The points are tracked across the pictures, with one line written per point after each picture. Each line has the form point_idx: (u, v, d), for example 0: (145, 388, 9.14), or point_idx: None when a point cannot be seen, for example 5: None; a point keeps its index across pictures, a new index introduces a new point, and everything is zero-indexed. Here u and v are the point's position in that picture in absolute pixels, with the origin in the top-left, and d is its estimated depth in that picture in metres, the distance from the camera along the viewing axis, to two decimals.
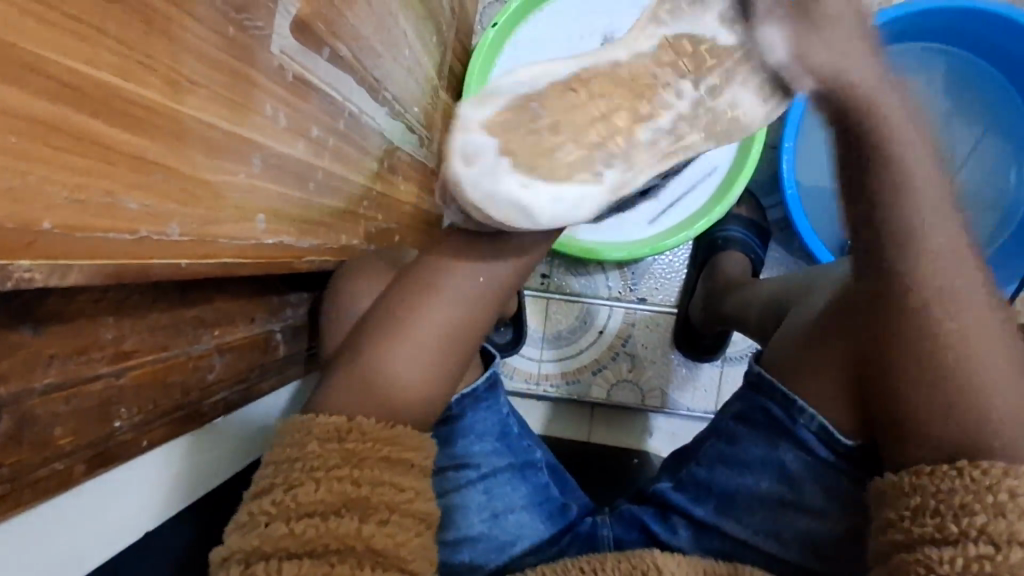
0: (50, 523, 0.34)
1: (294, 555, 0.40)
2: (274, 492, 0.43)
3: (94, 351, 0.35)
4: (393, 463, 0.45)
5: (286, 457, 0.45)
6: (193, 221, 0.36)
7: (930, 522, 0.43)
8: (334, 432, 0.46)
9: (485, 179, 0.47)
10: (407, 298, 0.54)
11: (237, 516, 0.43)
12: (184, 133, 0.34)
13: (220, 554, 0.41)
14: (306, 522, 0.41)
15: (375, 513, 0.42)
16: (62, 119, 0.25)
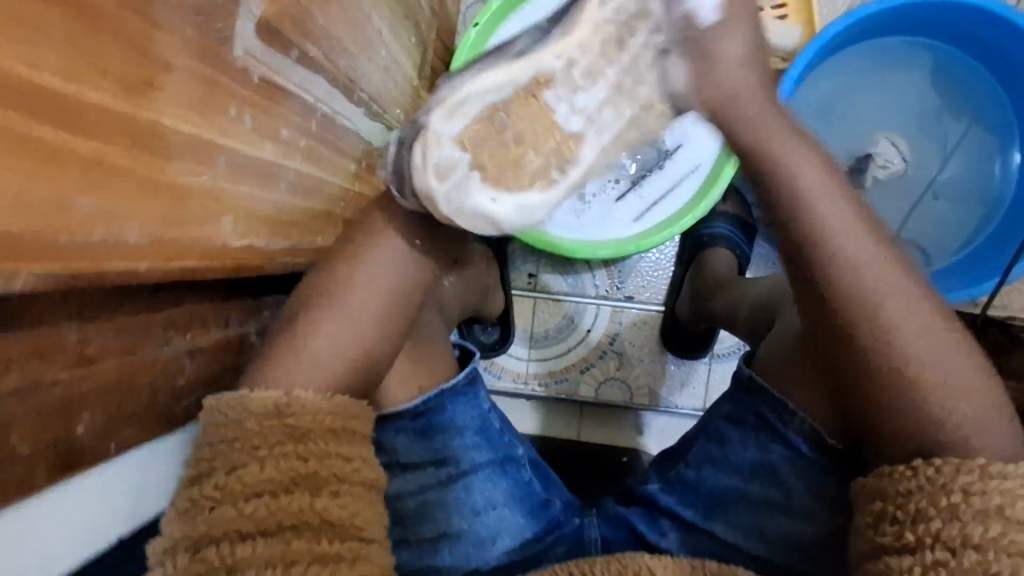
0: (15, 530, 0.33)
1: (247, 535, 0.38)
2: (215, 476, 0.41)
3: (55, 355, 0.35)
4: (339, 434, 0.44)
5: (222, 437, 0.42)
6: (153, 223, 0.36)
7: (890, 529, 0.43)
8: (271, 407, 0.43)
9: (459, 195, 0.46)
10: (339, 277, 0.52)
11: (177, 504, 0.40)
12: (141, 136, 0.33)
13: (159, 546, 0.39)
14: (256, 502, 0.39)
15: (326, 486, 0.41)
16: (7, 122, 0.25)
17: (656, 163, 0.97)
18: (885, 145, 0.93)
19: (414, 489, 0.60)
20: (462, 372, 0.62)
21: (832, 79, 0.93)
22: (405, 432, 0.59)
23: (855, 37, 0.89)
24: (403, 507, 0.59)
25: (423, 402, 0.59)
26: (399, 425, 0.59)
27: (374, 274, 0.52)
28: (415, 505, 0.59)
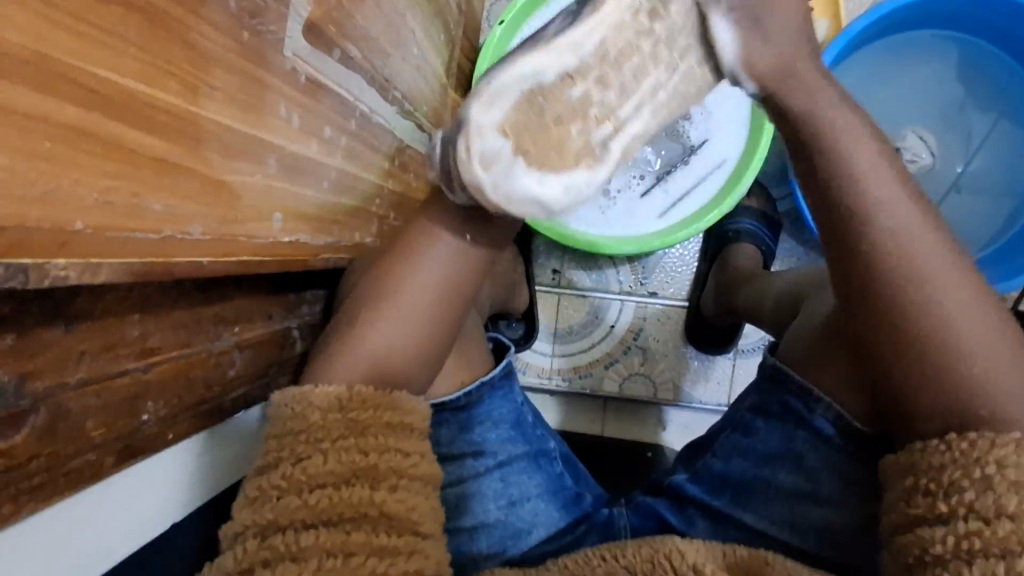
0: (73, 511, 0.36)
1: (312, 525, 0.39)
2: (282, 466, 0.42)
3: (122, 347, 0.36)
4: (396, 429, 0.44)
5: (286, 430, 0.43)
6: (213, 220, 0.37)
7: (923, 501, 0.42)
8: (336, 401, 0.44)
9: (506, 182, 0.44)
10: (390, 274, 0.53)
11: (246, 492, 0.42)
12: (203, 136, 0.35)
13: (233, 529, 0.40)
14: (319, 493, 0.40)
15: (385, 480, 0.42)
16: (95, 124, 0.27)
17: (679, 159, 0.98)
18: (912, 139, 0.92)
19: (452, 480, 0.60)
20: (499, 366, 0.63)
21: (864, 71, 0.92)
22: (447, 423, 0.60)
23: (883, 31, 0.89)
24: (442, 498, 0.60)
25: (464, 396, 0.60)
26: (439, 418, 0.60)
27: (422, 271, 0.53)
28: (455, 496, 0.60)
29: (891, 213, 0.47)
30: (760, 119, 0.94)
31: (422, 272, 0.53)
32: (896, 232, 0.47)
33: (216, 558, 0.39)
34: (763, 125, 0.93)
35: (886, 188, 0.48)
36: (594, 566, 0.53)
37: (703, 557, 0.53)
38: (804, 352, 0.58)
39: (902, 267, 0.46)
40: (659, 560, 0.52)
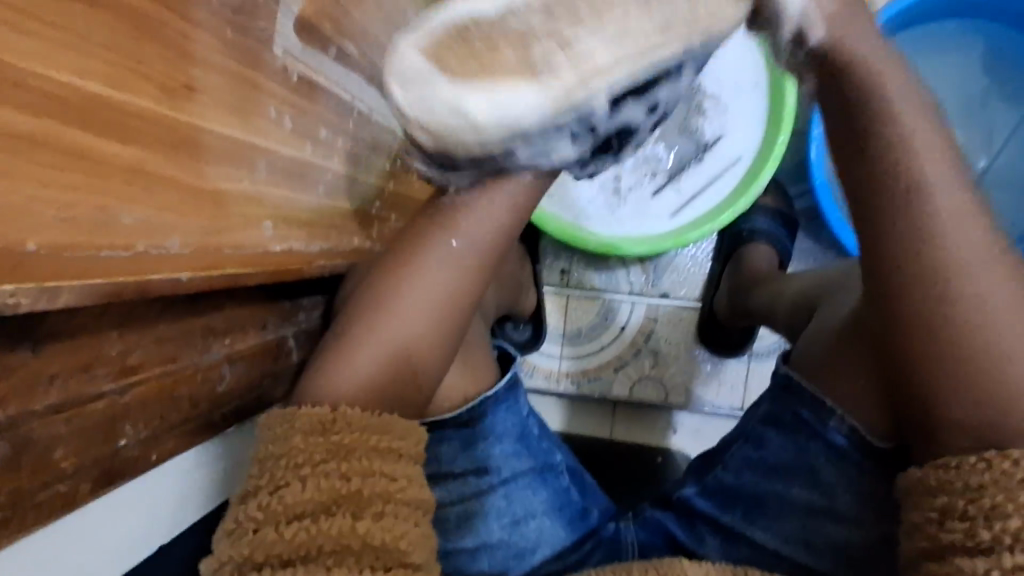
0: (52, 542, 0.34)
1: (289, 561, 0.37)
2: (259, 495, 0.40)
3: (98, 367, 0.34)
4: (381, 452, 0.42)
5: (270, 454, 0.42)
6: (194, 233, 0.34)
7: (960, 526, 0.39)
8: (317, 424, 0.42)
9: (428, 101, 0.41)
10: (388, 282, 0.50)
11: (225, 523, 0.40)
12: (184, 143, 0.32)
13: (211, 564, 0.39)
14: (296, 526, 0.38)
15: (369, 506, 0.39)
16: (53, 131, 0.25)
17: (693, 157, 0.94)
18: None
19: (454, 497, 0.58)
20: (503, 379, 0.60)
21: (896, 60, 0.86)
22: (449, 439, 0.57)
23: (909, 22, 0.84)
24: (442, 516, 0.57)
25: (465, 412, 0.57)
26: (441, 435, 0.57)
27: (420, 279, 0.50)
28: (455, 515, 0.57)
29: (951, 220, 0.43)
30: (778, 115, 0.90)
31: (422, 282, 0.50)
32: (933, 239, 0.43)
33: None
34: (781, 123, 0.89)
35: (950, 192, 0.43)
36: None
37: None
38: (819, 362, 0.54)
39: (945, 275, 0.42)
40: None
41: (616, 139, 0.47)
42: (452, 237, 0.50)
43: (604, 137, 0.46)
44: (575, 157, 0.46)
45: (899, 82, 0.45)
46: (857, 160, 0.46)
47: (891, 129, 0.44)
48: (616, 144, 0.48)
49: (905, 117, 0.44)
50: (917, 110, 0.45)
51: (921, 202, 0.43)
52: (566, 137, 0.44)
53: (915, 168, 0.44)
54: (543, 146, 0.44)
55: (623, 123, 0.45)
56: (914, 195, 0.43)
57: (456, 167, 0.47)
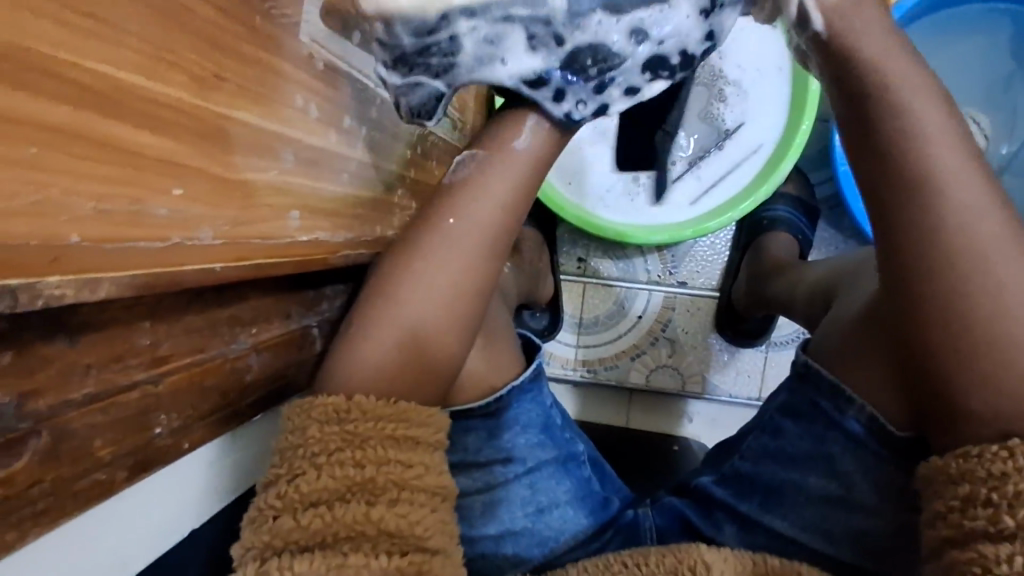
0: (85, 528, 0.34)
1: (307, 548, 0.38)
2: (279, 483, 0.40)
3: (130, 357, 0.34)
4: (396, 440, 0.41)
5: (289, 444, 0.41)
6: (225, 223, 0.34)
7: (982, 513, 0.38)
8: (333, 412, 0.41)
9: None
10: (398, 263, 0.47)
11: (248, 511, 0.40)
12: (213, 133, 0.32)
13: (236, 552, 0.39)
14: (312, 513, 0.38)
15: (384, 493, 0.39)
16: (88, 125, 0.25)
17: (713, 144, 0.93)
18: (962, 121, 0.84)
19: (479, 485, 0.58)
20: (527, 369, 0.61)
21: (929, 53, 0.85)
22: (475, 428, 0.57)
23: (925, 8, 0.82)
24: (467, 504, 0.58)
25: (490, 403, 0.58)
26: (468, 424, 0.58)
27: (435, 265, 0.46)
28: (481, 503, 0.58)
29: (969, 208, 0.42)
30: (801, 100, 0.88)
31: (437, 262, 0.46)
32: (957, 230, 0.41)
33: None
34: (805, 107, 0.88)
35: (962, 178, 0.42)
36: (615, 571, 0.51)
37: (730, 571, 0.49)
38: (838, 352, 0.53)
39: (965, 265, 0.41)
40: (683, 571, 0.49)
41: (592, 64, 0.44)
42: (451, 214, 0.47)
43: (570, 49, 0.43)
44: (539, 72, 0.44)
45: (912, 67, 0.44)
46: (868, 149, 0.44)
47: (918, 108, 0.43)
48: (593, 71, 0.44)
49: (916, 103, 0.43)
50: (923, 96, 0.43)
51: (933, 193, 0.42)
52: (519, 30, 0.42)
53: (928, 158, 0.42)
54: (492, 36, 0.42)
55: (591, 39, 0.43)
56: (925, 185, 0.42)
57: (412, 69, 0.44)
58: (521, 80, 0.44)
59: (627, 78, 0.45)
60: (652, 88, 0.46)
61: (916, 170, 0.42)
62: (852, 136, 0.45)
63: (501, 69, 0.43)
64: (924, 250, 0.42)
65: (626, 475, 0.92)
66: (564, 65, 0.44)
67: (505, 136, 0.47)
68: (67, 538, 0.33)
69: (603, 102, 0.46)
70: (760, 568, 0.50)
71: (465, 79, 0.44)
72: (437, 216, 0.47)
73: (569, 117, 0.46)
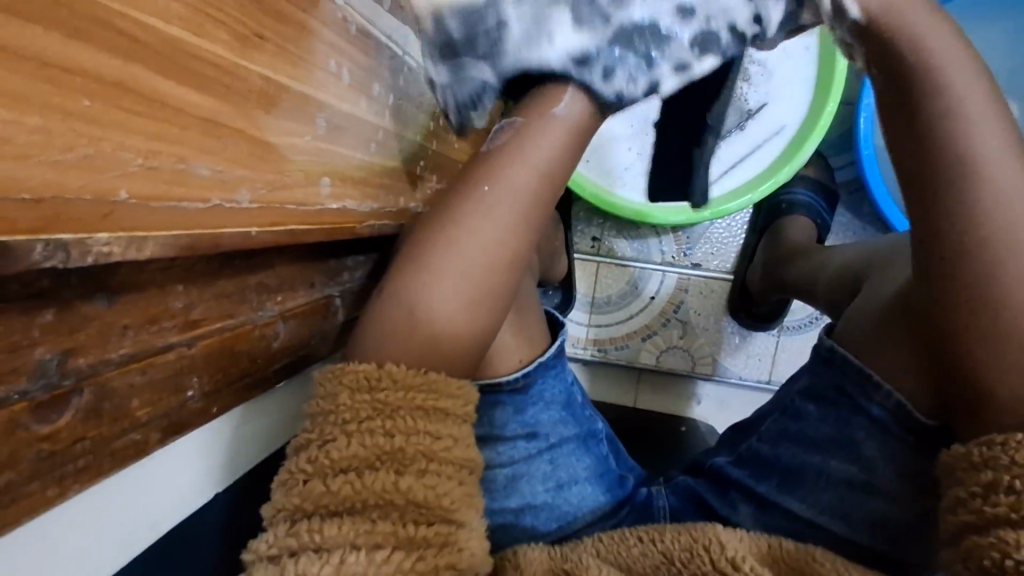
0: (119, 487, 0.35)
1: (336, 512, 0.38)
2: (310, 448, 0.40)
3: (165, 319, 0.34)
4: (426, 412, 0.41)
5: (320, 409, 0.41)
6: (262, 186, 0.33)
7: (1004, 500, 0.38)
8: (363, 380, 0.41)
9: None
10: (432, 231, 0.46)
11: (279, 474, 0.41)
12: (253, 93, 0.32)
13: (268, 511, 0.40)
14: (342, 479, 0.39)
15: (412, 464, 0.39)
16: (136, 79, 0.24)
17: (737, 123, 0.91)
18: None
19: (502, 460, 0.58)
20: (550, 345, 0.61)
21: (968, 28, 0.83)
22: (501, 403, 0.57)
23: None
24: (489, 477, 0.58)
25: (516, 378, 0.57)
26: (498, 399, 0.57)
27: (470, 235, 0.45)
28: (503, 477, 0.58)
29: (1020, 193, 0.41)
30: (827, 82, 0.87)
31: (472, 231, 0.45)
32: (994, 215, 0.40)
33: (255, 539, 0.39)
34: (830, 89, 0.86)
35: (1009, 167, 0.41)
36: (630, 544, 0.52)
37: (744, 549, 0.50)
38: (864, 335, 0.53)
39: (1000, 251, 0.40)
40: (697, 550, 0.49)
41: (640, 41, 0.44)
42: (485, 182, 0.45)
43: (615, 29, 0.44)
44: (585, 48, 0.44)
45: (954, 43, 0.42)
46: (909, 130, 0.43)
47: (959, 87, 0.42)
48: (641, 46, 0.44)
49: (963, 85, 0.42)
50: (969, 78, 0.42)
51: (976, 176, 0.41)
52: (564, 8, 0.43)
53: (973, 139, 0.41)
54: (536, 15, 0.43)
55: (636, 17, 0.44)
56: (967, 165, 0.41)
57: (462, 58, 0.45)
58: (568, 58, 0.44)
59: (675, 53, 0.45)
60: (702, 66, 0.46)
61: (960, 154, 0.41)
62: (893, 114, 0.44)
63: (547, 50, 0.44)
64: (959, 232, 0.41)
65: (635, 454, 0.93)
66: (613, 44, 0.44)
67: (546, 102, 0.46)
68: (101, 497, 0.34)
69: (653, 79, 0.45)
70: (774, 551, 0.50)
71: (515, 65, 0.45)
72: (471, 186, 0.46)
73: (620, 95, 0.46)
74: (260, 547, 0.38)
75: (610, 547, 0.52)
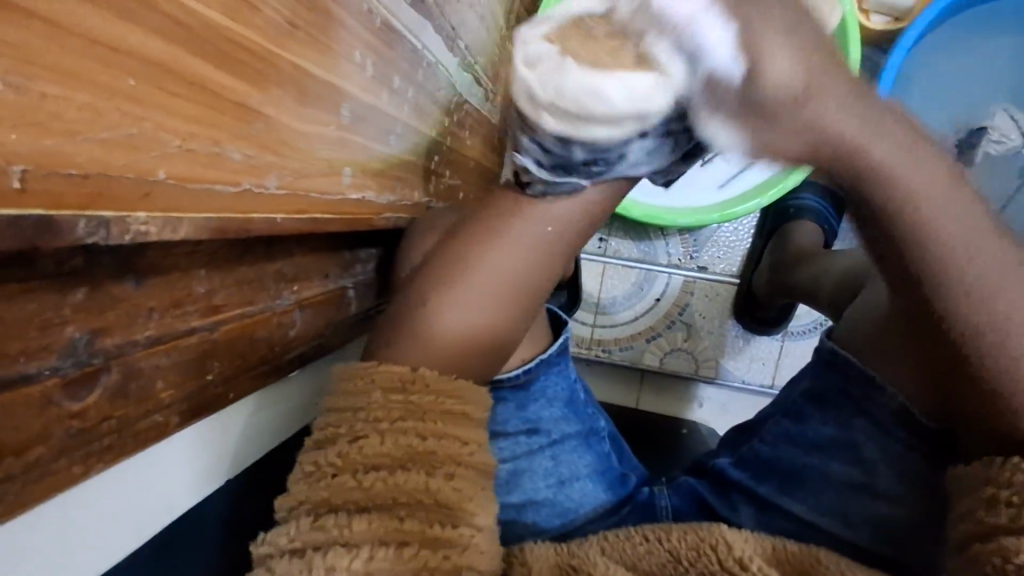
0: (132, 471, 0.35)
1: (364, 508, 0.38)
2: (339, 443, 0.40)
3: (188, 304, 0.34)
4: (455, 417, 0.42)
5: (349, 406, 0.41)
6: (289, 173, 0.34)
7: (1005, 511, 0.39)
8: (398, 382, 0.42)
9: (556, 81, 0.39)
10: (463, 251, 0.49)
11: (302, 467, 0.40)
12: (284, 81, 0.32)
13: (288, 505, 0.39)
14: (373, 476, 0.38)
15: (441, 467, 0.40)
16: (179, 63, 0.25)
17: None
18: (1001, 119, 0.87)
19: (504, 456, 0.58)
20: (553, 343, 0.61)
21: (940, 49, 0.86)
22: (502, 400, 0.57)
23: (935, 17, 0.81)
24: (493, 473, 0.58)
25: (518, 376, 0.58)
26: (499, 396, 0.57)
27: (497, 261, 0.48)
28: (506, 473, 0.58)
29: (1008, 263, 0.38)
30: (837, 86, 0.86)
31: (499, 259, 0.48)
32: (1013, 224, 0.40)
33: (273, 531, 0.38)
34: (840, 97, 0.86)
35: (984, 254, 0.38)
36: (636, 544, 0.52)
37: (749, 548, 0.50)
38: (868, 339, 0.52)
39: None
40: (705, 549, 0.50)
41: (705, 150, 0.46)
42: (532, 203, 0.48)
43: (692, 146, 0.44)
44: (668, 163, 0.45)
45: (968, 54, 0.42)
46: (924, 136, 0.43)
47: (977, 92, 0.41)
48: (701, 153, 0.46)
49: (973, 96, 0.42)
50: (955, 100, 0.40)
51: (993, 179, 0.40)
52: (674, 139, 0.42)
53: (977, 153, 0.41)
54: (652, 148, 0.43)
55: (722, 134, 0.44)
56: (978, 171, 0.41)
57: (571, 171, 0.45)
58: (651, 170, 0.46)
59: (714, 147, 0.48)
60: None
61: (918, 232, 0.38)
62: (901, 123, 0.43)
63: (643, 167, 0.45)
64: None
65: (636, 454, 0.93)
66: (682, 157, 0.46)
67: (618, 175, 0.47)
68: (120, 477, 0.34)
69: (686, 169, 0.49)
70: (779, 552, 0.51)
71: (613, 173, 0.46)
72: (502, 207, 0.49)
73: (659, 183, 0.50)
74: (280, 538, 0.37)
75: (616, 547, 0.52)
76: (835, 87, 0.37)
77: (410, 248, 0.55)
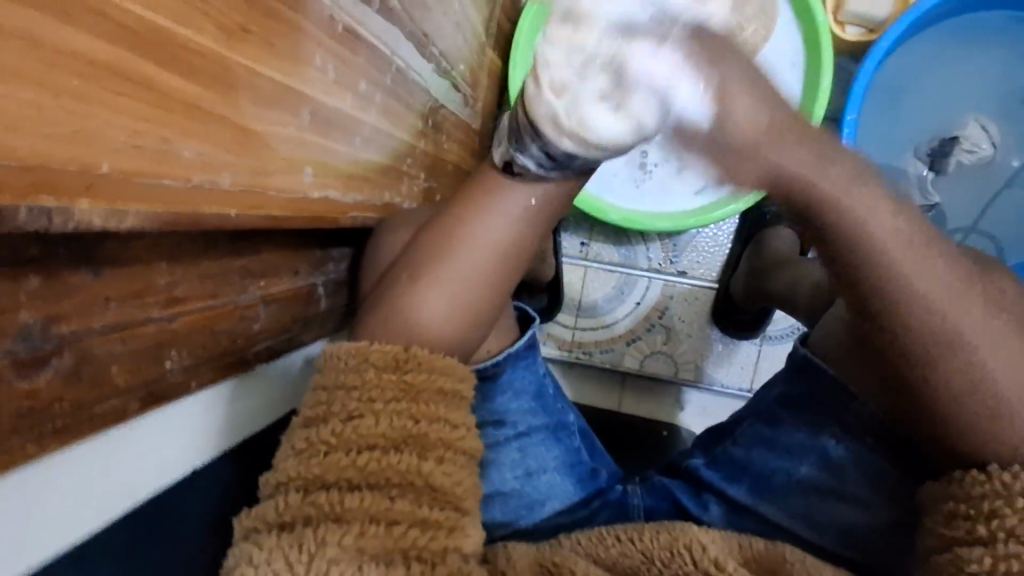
0: (94, 453, 0.36)
1: (358, 486, 0.39)
2: (332, 422, 0.41)
3: (148, 296, 0.36)
4: (447, 399, 0.43)
5: (343, 383, 0.43)
6: (244, 171, 0.36)
7: (962, 523, 0.39)
8: (393, 360, 0.44)
9: (576, 110, 0.41)
10: (447, 239, 0.50)
11: (294, 443, 0.41)
12: (237, 83, 0.34)
13: (273, 480, 0.40)
14: (367, 455, 0.40)
15: (432, 451, 0.41)
16: (125, 64, 0.26)
17: None
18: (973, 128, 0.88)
19: None
20: (522, 336, 0.62)
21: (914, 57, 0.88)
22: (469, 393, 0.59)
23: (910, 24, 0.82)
24: None
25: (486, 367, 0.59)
26: None
27: (486, 243, 0.50)
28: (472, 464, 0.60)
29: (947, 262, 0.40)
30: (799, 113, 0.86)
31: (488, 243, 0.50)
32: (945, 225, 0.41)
33: (260, 504, 0.39)
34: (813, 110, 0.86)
35: (925, 266, 0.39)
36: (609, 544, 0.53)
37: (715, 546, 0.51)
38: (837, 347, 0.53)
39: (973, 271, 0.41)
40: (678, 548, 0.51)
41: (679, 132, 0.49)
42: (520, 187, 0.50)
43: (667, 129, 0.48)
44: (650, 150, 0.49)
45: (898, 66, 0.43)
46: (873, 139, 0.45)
47: None
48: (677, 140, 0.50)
49: None
50: None
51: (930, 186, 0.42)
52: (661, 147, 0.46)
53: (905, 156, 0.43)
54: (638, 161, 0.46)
55: None
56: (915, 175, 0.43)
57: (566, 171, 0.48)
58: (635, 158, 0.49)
59: None
60: None
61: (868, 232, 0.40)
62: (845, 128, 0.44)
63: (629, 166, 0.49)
64: None
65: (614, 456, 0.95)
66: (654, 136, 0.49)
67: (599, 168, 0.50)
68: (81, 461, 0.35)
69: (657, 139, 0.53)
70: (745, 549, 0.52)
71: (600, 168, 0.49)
72: (486, 196, 0.51)
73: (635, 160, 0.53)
74: (269, 514, 0.39)
75: (589, 548, 0.53)
76: (780, 142, 0.38)
77: (384, 245, 0.56)
